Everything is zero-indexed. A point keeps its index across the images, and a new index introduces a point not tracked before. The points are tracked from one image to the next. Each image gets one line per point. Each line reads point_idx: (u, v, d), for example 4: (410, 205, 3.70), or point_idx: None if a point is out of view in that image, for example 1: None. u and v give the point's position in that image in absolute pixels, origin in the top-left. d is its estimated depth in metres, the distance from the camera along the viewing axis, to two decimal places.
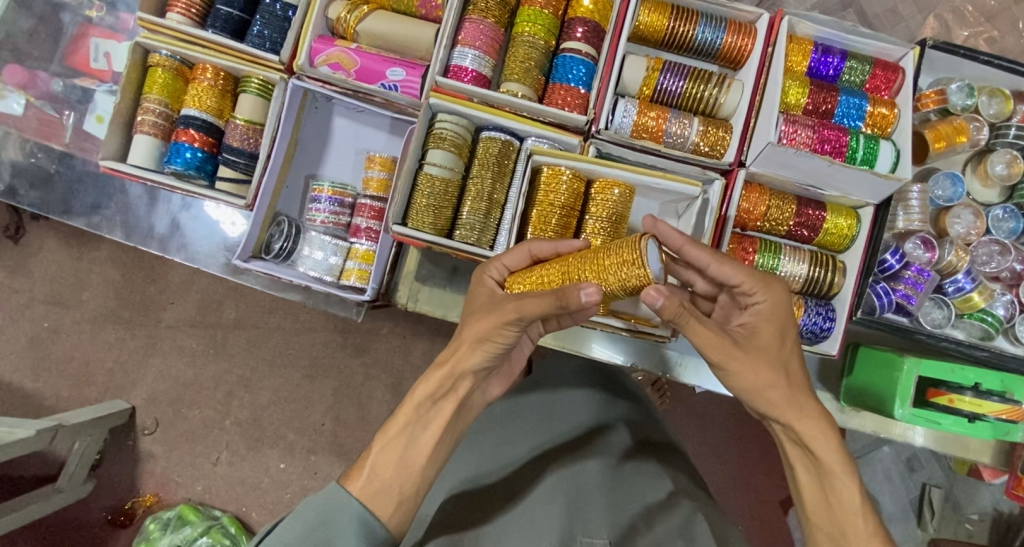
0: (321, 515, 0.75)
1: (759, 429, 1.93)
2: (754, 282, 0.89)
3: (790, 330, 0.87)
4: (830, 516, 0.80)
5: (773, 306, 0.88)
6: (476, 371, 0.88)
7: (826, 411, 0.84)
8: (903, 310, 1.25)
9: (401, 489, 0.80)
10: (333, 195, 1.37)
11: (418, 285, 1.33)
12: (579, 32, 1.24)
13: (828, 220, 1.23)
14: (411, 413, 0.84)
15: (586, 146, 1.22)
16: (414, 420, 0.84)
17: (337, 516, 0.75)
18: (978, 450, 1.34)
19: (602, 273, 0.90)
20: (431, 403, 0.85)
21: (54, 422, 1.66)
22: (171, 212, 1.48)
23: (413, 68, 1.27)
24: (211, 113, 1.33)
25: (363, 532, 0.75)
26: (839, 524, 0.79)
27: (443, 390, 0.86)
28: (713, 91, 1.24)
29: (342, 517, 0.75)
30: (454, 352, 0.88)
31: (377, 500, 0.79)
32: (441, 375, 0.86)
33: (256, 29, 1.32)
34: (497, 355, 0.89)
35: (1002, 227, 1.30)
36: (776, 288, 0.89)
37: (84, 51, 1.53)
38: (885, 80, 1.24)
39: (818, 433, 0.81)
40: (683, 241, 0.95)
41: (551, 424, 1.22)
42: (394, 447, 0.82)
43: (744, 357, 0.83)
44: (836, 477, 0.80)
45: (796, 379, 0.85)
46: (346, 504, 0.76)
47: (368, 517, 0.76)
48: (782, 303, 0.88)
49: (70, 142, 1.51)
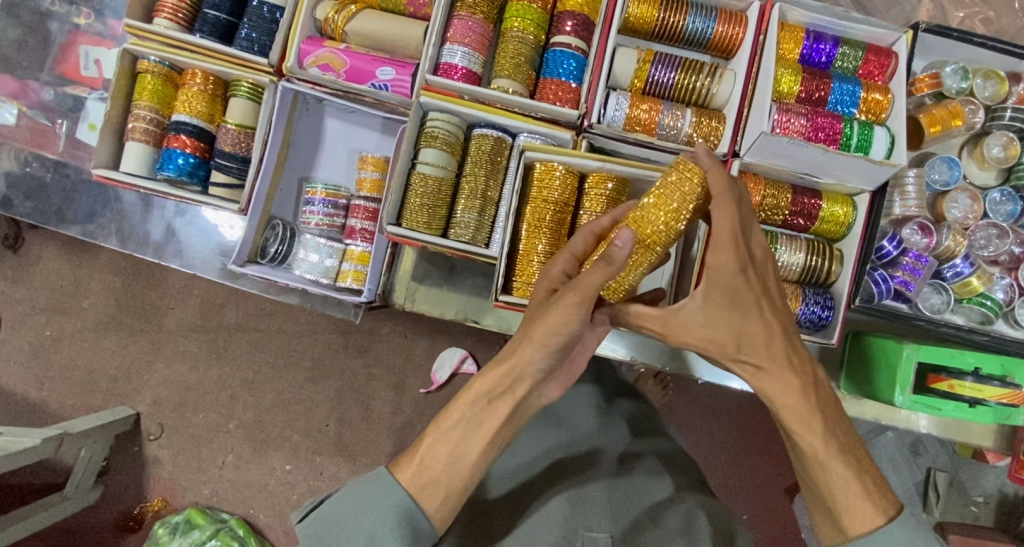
0: (364, 500, 0.76)
1: (763, 418, 1.93)
2: (715, 242, 0.79)
3: (744, 293, 0.80)
4: (805, 471, 0.82)
5: (721, 273, 0.79)
6: (535, 373, 0.84)
7: (797, 365, 0.81)
8: (902, 296, 1.27)
9: (450, 484, 0.80)
10: (327, 197, 1.36)
11: (414, 285, 1.33)
12: (569, 25, 1.24)
13: (824, 209, 1.22)
14: (466, 410, 0.82)
15: (579, 141, 1.23)
16: (469, 416, 0.82)
17: (383, 501, 0.76)
18: (980, 435, 1.32)
19: (667, 205, 0.91)
20: (487, 401, 0.82)
21: (59, 430, 1.66)
22: (165, 219, 1.48)
23: (403, 67, 1.25)
24: (202, 118, 1.32)
25: (406, 521, 0.76)
26: (816, 480, 0.80)
27: (499, 389, 0.82)
28: (705, 81, 1.23)
29: (388, 504, 0.76)
30: (511, 353, 0.84)
31: (425, 493, 0.79)
32: (499, 374, 0.82)
33: (245, 32, 1.31)
34: (556, 355, 0.84)
35: (1000, 209, 1.29)
36: (727, 251, 0.78)
37: (74, 59, 1.52)
38: (879, 65, 1.22)
39: (778, 388, 0.81)
40: (711, 163, 0.83)
41: (564, 424, 1.21)
42: (437, 450, 0.80)
43: (693, 320, 0.84)
44: (802, 436, 0.80)
45: (756, 342, 0.81)
46: (395, 493, 0.77)
47: (414, 511, 0.77)
48: (731, 268, 0.79)
49: (63, 151, 1.50)
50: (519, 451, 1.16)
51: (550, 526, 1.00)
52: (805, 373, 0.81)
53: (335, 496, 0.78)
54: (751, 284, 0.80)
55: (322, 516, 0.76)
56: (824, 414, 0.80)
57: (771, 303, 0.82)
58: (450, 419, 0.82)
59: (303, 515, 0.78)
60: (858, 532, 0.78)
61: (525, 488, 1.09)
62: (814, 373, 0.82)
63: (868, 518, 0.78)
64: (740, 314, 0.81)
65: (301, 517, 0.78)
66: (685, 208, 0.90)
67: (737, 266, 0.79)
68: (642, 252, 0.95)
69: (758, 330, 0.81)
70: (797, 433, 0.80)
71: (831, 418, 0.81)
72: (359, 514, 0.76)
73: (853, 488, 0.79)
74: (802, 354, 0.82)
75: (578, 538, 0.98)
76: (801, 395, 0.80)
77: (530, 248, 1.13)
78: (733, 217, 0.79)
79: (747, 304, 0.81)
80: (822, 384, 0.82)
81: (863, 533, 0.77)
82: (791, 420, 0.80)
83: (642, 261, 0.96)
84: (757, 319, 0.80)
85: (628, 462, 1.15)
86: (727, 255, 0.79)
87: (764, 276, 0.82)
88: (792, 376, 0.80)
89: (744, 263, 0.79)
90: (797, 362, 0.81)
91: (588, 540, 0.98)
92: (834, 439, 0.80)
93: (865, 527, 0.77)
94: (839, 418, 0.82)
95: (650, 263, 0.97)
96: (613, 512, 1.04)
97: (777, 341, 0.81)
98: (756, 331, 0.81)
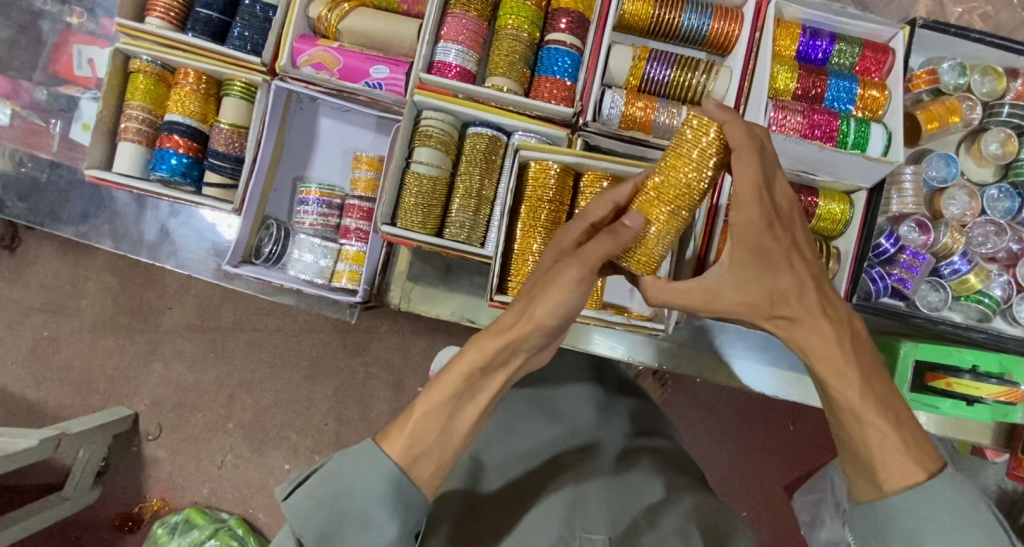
0: (349, 474, 0.75)
1: (762, 415, 1.92)
2: (740, 199, 0.78)
3: (774, 247, 0.80)
4: (839, 426, 0.79)
5: (746, 229, 0.79)
6: (533, 346, 0.82)
7: (832, 316, 0.80)
8: (899, 294, 1.26)
9: (441, 453, 0.78)
10: (321, 197, 1.35)
11: (410, 285, 1.33)
12: (563, 22, 1.23)
13: (821, 206, 1.21)
14: (458, 384, 0.78)
15: (574, 139, 1.22)
16: (461, 392, 0.79)
17: (368, 473, 0.75)
18: (979, 433, 1.32)
19: (690, 163, 0.84)
20: (482, 374, 0.79)
21: (57, 430, 1.66)
22: (159, 220, 1.47)
23: (397, 66, 1.25)
24: (195, 118, 1.31)
25: (394, 492, 0.75)
26: (851, 435, 0.78)
27: (494, 363, 0.79)
28: (701, 78, 1.22)
29: (373, 476, 0.74)
30: (511, 325, 0.80)
31: (416, 467, 0.77)
32: (495, 347, 0.79)
33: (237, 31, 1.30)
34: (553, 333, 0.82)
35: (998, 207, 1.28)
36: (755, 207, 0.78)
37: (67, 59, 1.50)
38: (875, 62, 1.21)
39: (815, 341, 0.79)
40: (728, 114, 0.79)
41: (561, 420, 1.20)
42: (425, 434, 0.77)
43: (725, 284, 0.83)
44: (835, 389, 0.78)
45: (790, 296, 0.80)
46: (379, 465, 0.75)
47: (403, 482, 0.75)
48: (756, 225, 0.79)
49: (57, 151, 1.49)
50: (513, 443, 1.15)
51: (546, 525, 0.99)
52: (840, 323, 0.80)
53: (319, 471, 0.77)
54: (778, 236, 0.80)
55: (308, 491, 0.75)
56: (860, 363, 0.78)
57: (801, 255, 0.81)
58: (438, 400, 0.77)
59: (289, 492, 0.78)
60: (895, 488, 0.75)
61: (520, 487, 1.08)
62: (850, 321, 0.81)
63: (908, 472, 0.75)
64: (773, 271, 0.80)
65: (287, 495, 0.77)
66: (706, 163, 0.83)
67: (764, 221, 0.79)
68: (665, 220, 0.87)
69: (792, 285, 0.80)
70: (832, 386, 0.78)
71: (866, 370, 0.79)
72: (344, 487, 0.74)
73: (888, 444, 0.75)
74: (836, 304, 0.81)
75: (577, 538, 0.96)
76: (836, 345, 0.79)
77: (525, 247, 1.12)
78: (759, 170, 0.78)
79: (777, 261, 0.80)
80: (857, 333, 0.81)
81: (902, 488, 0.74)
82: (826, 373, 0.78)
83: (667, 229, 0.88)
84: (789, 274, 0.80)
85: (624, 460, 1.14)
86: (753, 210, 0.78)
87: (792, 229, 0.81)
88: (830, 327, 0.79)
89: (772, 217, 0.79)
90: (832, 312, 0.80)
91: (584, 541, 0.96)
92: (869, 392, 0.77)
93: (904, 483, 0.74)
94: (874, 371, 0.80)
95: (675, 231, 0.88)
96: (609, 510, 1.03)
97: (810, 292, 0.80)
98: (789, 285, 0.80)
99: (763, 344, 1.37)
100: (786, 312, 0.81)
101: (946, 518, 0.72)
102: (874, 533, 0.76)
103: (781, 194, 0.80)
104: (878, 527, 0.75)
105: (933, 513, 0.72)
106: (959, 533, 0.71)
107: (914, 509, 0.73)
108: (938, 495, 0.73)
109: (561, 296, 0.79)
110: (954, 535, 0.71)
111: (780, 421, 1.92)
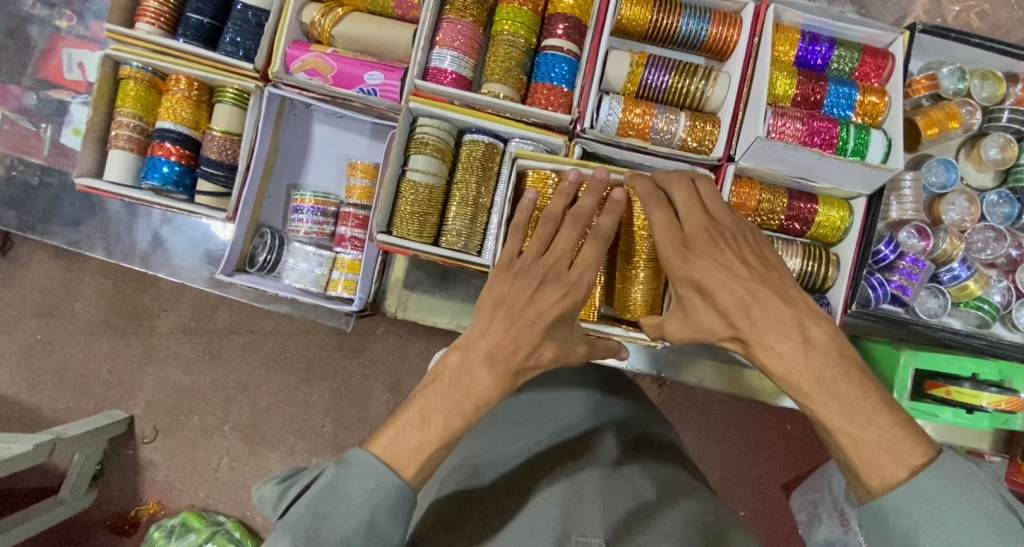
0: (350, 484, 0.75)
1: (760, 414, 1.92)
2: (661, 237, 0.86)
3: (705, 276, 0.80)
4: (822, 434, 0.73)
5: (670, 262, 0.84)
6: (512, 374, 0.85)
7: (788, 324, 0.74)
8: (899, 300, 1.25)
9: None
10: (316, 204, 1.33)
11: (406, 293, 1.32)
12: (560, 28, 1.21)
13: (820, 213, 1.20)
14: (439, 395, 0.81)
15: (571, 146, 1.21)
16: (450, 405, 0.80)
17: (367, 479, 0.75)
18: (979, 439, 1.32)
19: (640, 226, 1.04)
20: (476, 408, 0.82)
21: (52, 434, 1.63)
22: (152, 228, 1.45)
23: (391, 71, 1.23)
24: (187, 126, 1.29)
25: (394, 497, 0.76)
26: (830, 440, 0.72)
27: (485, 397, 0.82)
28: (700, 84, 1.21)
29: (374, 481, 0.75)
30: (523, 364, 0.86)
31: None
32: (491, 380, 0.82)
33: (229, 37, 1.28)
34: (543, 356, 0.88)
35: (998, 212, 1.27)
36: (667, 245, 0.85)
37: (58, 62, 1.48)
38: (875, 67, 1.20)
39: (785, 350, 0.73)
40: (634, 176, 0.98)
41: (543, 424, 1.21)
42: (411, 433, 0.79)
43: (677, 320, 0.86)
44: (802, 402, 0.73)
45: (733, 311, 0.77)
46: (375, 470, 0.76)
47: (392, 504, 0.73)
48: (674, 255, 0.84)
49: (48, 156, 1.47)
50: (503, 444, 1.17)
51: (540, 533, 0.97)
52: (792, 333, 0.74)
53: (315, 488, 0.76)
54: (698, 262, 0.81)
55: (304, 508, 0.74)
56: (816, 376, 0.72)
57: (738, 271, 0.79)
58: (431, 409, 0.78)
59: (283, 510, 0.76)
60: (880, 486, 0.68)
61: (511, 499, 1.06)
62: (798, 320, 0.74)
63: (888, 471, 0.68)
64: (722, 300, 0.79)
65: (281, 513, 0.76)
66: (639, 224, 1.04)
67: (678, 252, 0.84)
68: (636, 269, 1.06)
69: (733, 303, 0.78)
70: (804, 395, 0.73)
71: (825, 382, 0.71)
72: (345, 498, 0.74)
73: (875, 438, 0.69)
74: (786, 317, 0.75)
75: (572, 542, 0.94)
76: (799, 355, 0.73)
77: None
78: (666, 212, 0.87)
79: (714, 286, 0.79)
80: (812, 333, 0.73)
81: (884, 489, 0.68)
82: (787, 388, 0.74)
83: (641, 275, 1.06)
84: (733, 292, 0.78)
85: (619, 468, 1.11)
86: (666, 248, 0.85)
87: (714, 252, 0.81)
88: (781, 340, 0.74)
89: (682, 246, 0.84)
90: (778, 319, 0.75)
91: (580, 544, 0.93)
92: (834, 399, 0.71)
93: (887, 483, 0.68)
94: (839, 372, 0.71)
95: (648, 277, 1.06)
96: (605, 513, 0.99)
97: (755, 308, 0.76)
98: (737, 299, 0.77)
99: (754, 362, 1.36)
100: (730, 328, 0.78)
101: (946, 514, 0.65)
102: (876, 537, 0.70)
103: (697, 224, 0.84)
104: (879, 531, 0.69)
105: (931, 508, 0.66)
106: (961, 530, 0.64)
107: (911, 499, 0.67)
108: (933, 493, 0.66)
109: (564, 346, 0.91)
110: (956, 534, 0.64)
111: (778, 421, 1.91)
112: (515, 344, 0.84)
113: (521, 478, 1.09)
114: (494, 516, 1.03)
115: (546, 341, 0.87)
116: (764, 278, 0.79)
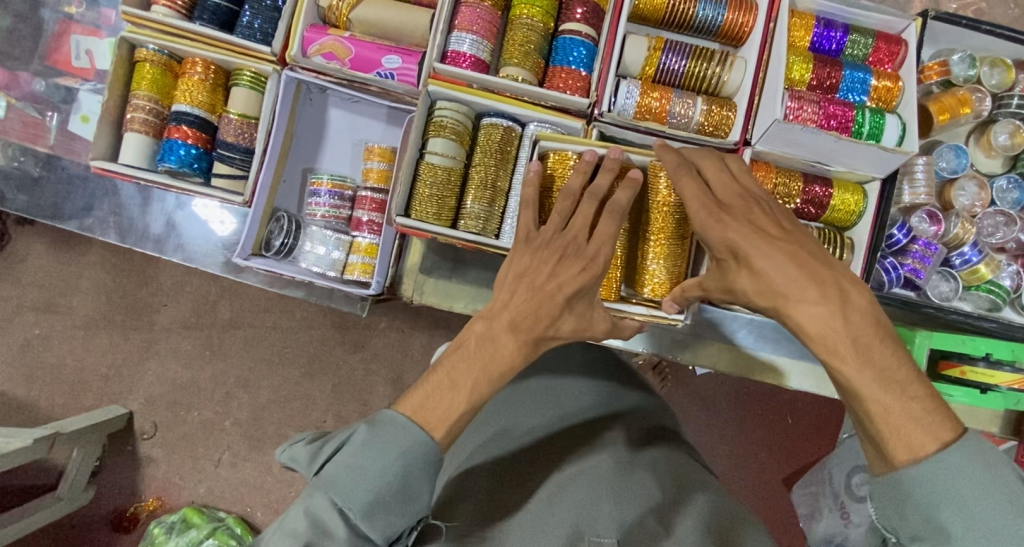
0: (384, 443, 0.77)
1: (761, 408, 1.93)
2: (694, 202, 0.88)
3: (741, 240, 0.81)
4: (851, 404, 0.74)
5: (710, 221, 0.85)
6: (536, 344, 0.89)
7: (825, 282, 0.75)
8: (911, 284, 1.26)
9: None
10: (333, 188, 1.34)
11: (423, 277, 1.32)
12: (578, 12, 1.22)
13: (835, 196, 1.22)
14: (462, 369, 0.84)
15: (589, 130, 1.23)
16: (482, 374, 0.84)
17: (402, 438, 0.78)
18: (987, 421, 1.34)
19: (667, 202, 1.09)
20: (502, 379, 0.86)
21: (50, 429, 1.61)
22: (166, 212, 1.44)
23: (409, 54, 1.24)
24: (203, 109, 1.29)
25: (428, 457, 0.78)
26: (859, 410, 0.72)
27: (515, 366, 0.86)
28: (716, 69, 1.22)
29: (408, 441, 0.78)
30: (551, 329, 0.90)
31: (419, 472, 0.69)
32: (515, 346, 0.86)
33: (246, 20, 1.28)
34: (569, 326, 0.93)
35: (1007, 197, 1.29)
36: (700, 207, 0.87)
37: (66, 49, 1.48)
38: (888, 53, 1.22)
39: (822, 312, 0.74)
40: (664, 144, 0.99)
41: (558, 406, 1.21)
42: (440, 396, 0.81)
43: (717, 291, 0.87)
44: (832, 365, 0.74)
45: (770, 275, 0.78)
46: (409, 428, 0.78)
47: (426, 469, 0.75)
48: (708, 217, 0.86)
49: (55, 144, 1.46)
50: (525, 418, 1.19)
51: (555, 525, 0.97)
52: (832, 295, 0.74)
53: (349, 447, 0.78)
54: (731, 222, 0.84)
55: (339, 466, 0.77)
56: (853, 337, 0.72)
57: (771, 234, 0.81)
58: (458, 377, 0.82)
59: (318, 467, 0.79)
60: (907, 460, 0.69)
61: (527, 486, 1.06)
62: (837, 281, 0.75)
63: (917, 444, 0.69)
64: (758, 258, 0.79)
65: (316, 470, 0.78)
66: (666, 201, 1.09)
67: (711, 212, 0.86)
68: (659, 245, 1.10)
69: (769, 263, 0.78)
70: (836, 359, 0.73)
71: (861, 344, 0.72)
72: (379, 457, 0.77)
73: (904, 415, 0.70)
74: (826, 275, 0.76)
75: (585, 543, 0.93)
76: (837, 315, 0.73)
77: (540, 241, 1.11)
78: (696, 182, 0.91)
79: (751, 246, 0.80)
80: (851, 295, 0.74)
81: (909, 462, 0.69)
82: (819, 350, 0.74)
83: (660, 252, 1.11)
84: (770, 252, 0.79)
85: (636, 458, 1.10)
86: (694, 205, 0.88)
87: (750, 214, 0.84)
88: (819, 303, 0.74)
89: (717, 209, 0.86)
90: (813, 283, 0.75)
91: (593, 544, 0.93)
92: (867, 366, 0.71)
93: (914, 456, 0.69)
94: (873, 340, 0.73)
95: (669, 254, 1.11)
96: (619, 513, 0.98)
97: (789, 269, 0.77)
98: (776, 260, 0.78)
99: (759, 337, 1.34)
100: (769, 294, 0.78)
101: (966, 490, 0.66)
102: (891, 508, 0.71)
103: (726, 191, 0.88)
104: (897, 502, 0.70)
105: (956, 481, 0.66)
106: (983, 509, 0.65)
107: (934, 479, 0.67)
108: (959, 467, 0.67)
109: (582, 319, 0.95)
110: (978, 511, 0.65)
111: (778, 415, 1.93)
112: (536, 313, 0.88)
113: (535, 467, 1.09)
114: (515, 495, 1.05)
115: (565, 314, 0.92)
116: (799, 242, 0.80)
